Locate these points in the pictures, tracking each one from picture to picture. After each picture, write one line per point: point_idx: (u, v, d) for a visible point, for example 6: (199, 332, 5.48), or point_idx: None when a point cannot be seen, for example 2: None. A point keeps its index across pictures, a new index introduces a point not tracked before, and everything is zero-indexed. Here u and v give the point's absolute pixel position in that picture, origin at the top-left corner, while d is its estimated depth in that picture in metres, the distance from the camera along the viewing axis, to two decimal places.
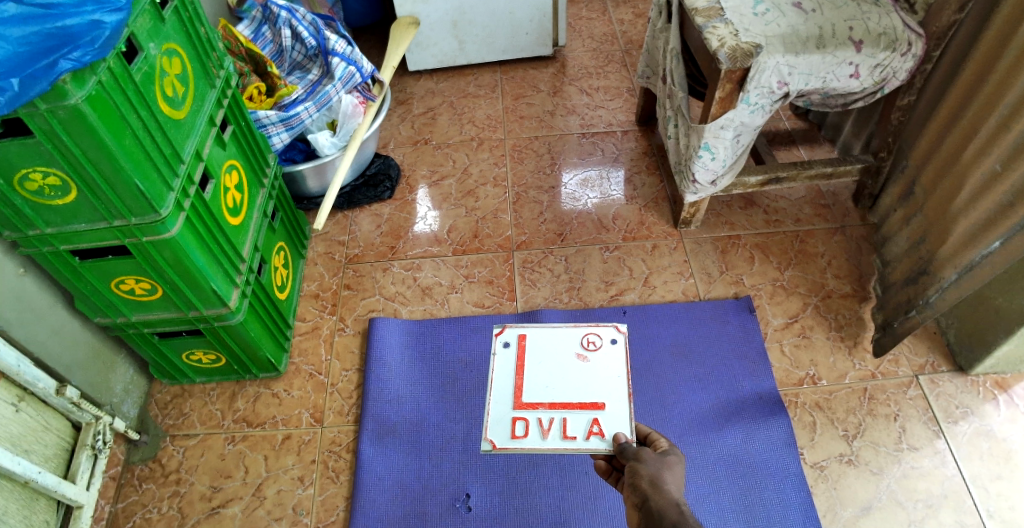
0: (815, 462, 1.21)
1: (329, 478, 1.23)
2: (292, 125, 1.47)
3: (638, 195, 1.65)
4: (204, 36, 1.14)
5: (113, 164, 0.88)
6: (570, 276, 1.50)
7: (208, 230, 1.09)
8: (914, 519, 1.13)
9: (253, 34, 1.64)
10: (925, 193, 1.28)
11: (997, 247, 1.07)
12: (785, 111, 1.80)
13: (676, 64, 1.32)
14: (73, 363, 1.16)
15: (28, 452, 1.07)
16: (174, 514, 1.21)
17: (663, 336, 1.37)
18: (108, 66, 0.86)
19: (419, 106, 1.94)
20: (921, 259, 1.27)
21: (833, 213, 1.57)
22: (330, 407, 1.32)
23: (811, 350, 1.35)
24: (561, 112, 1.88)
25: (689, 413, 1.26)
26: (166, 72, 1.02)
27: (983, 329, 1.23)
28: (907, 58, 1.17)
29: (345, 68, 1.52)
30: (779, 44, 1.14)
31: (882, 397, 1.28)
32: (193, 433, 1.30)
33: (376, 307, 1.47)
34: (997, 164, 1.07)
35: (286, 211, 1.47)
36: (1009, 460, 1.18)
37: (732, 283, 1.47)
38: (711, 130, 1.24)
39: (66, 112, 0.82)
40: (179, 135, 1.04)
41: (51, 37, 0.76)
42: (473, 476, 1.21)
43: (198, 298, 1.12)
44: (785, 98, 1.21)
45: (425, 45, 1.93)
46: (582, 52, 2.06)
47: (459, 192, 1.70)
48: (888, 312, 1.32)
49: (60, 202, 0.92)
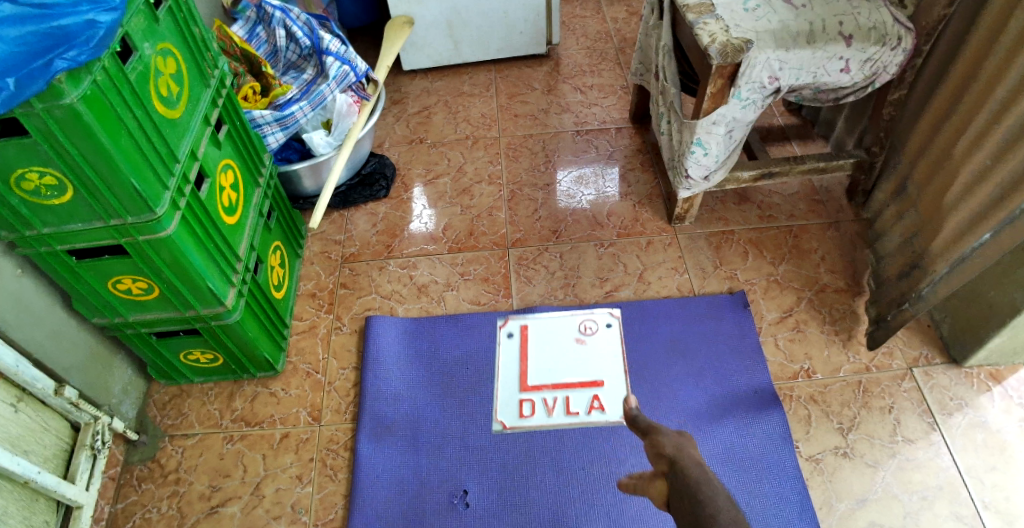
0: (810, 455, 1.22)
1: (328, 476, 1.24)
2: (287, 124, 1.47)
3: (633, 192, 1.66)
4: (199, 36, 1.14)
5: (109, 164, 0.89)
6: (565, 273, 1.50)
7: (204, 229, 1.09)
8: (909, 510, 1.14)
9: (247, 34, 1.64)
10: (918, 187, 1.29)
11: (988, 240, 1.08)
12: (779, 106, 1.81)
13: (669, 61, 1.32)
14: (72, 365, 1.17)
15: (27, 452, 1.07)
16: (174, 513, 1.21)
17: (658, 331, 1.38)
18: (104, 66, 0.87)
19: (414, 105, 1.95)
20: (914, 253, 1.28)
21: (826, 208, 1.58)
22: (327, 405, 1.33)
23: (807, 345, 1.36)
24: (555, 110, 1.88)
25: (684, 408, 1.27)
26: (161, 72, 1.02)
27: (976, 322, 1.23)
28: (898, 53, 1.17)
29: (340, 67, 1.53)
30: (770, 39, 1.15)
31: (876, 390, 1.28)
32: (191, 433, 1.31)
33: (373, 306, 1.47)
34: (988, 158, 1.08)
35: (282, 211, 1.47)
36: (1003, 452, 1.19)
37: (727, 278, 1.47)
38: (703, 126, 1.25)
39: (62, 112, 0.82)
40: (174, 135, 1.04)
41: (47, 37, 0.76)
42: (471, 472, 1.22)
43: (195, 298, 1.13)
44: (776, 93, 1.22)
45: (419, 45, 1.94)
46: (576, 50, 2.07)
47: (455, 190, 1.70)
48: (882, 305, 1.32)
49: (58, 202, 0.93)
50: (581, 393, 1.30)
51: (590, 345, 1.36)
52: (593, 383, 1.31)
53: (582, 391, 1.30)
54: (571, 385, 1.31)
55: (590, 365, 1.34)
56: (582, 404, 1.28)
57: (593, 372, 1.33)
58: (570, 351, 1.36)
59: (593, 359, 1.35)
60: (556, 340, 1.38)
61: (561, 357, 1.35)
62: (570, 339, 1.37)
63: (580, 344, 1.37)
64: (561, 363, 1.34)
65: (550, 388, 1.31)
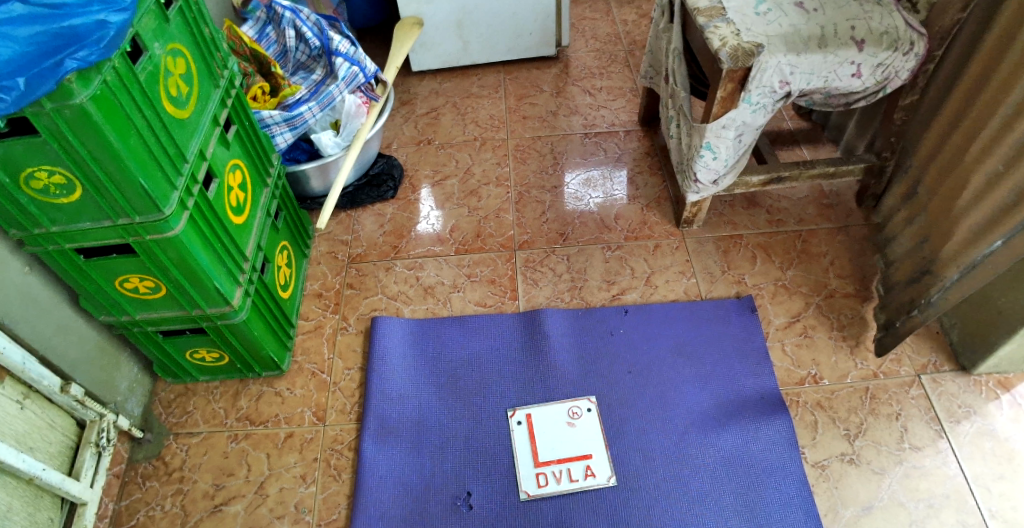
0: (817, 461, 1.21)
1: (332, 476, 1.24)
2: (296, 125, 1.47)
3: (641, 195, 1.65)
4: (209, 37, 1.15)
5: (118, 163, 0.89)
6: (572, 275, 1.50)
7: (211, 229, 1.09)
8: (916, 518, 1.13)
9: (258, 34, 1.65)
10: (929, 192, 1.28)
11: (999, 247, 1.07)
12: (788, 110, 1.80)
13: (679, 64, 1.32)
14: (79, 361, 1.17)
15: (32, 449, 1.07)
16: (177, 511, 1.21)
17: (665, 335, 1.37)
18: (114, 66, 0.87)
19: (422, 106, 1.95)
20: (924, 259, 1.27)
21: (836, 213, 1.57)
22: (332, 405, 1.33)
23: (814, 350, 1.35)
24: (564, 112, 1.88)
25: (690, 413, 1.26)
26: (171, 72, 1.02)
27: (986, 330, 1.22)
28: (910, 58, 1.16)
29: (348, 68, 1.53)
30: (780, 44, 1.14)
31: (884, 397, 1.27)
32: (196, 431, 1.31)
33: (378, 306, 1.47)
34: (1000, 164, 1.07)
35: (289, 211, 1.47)
36: (1011, 461, 1.18)
37: (734, 283, 1.47)
38: (713, 130, 1.24)
39: (71, 111, 0.82)
40: (183, 135, 1.05)
41: (57, 37, 0.76)
42: (475, 475, 1.22)
43: (202, 297, 1.13)
44: (787, 97, 1.21)
45: (429, 46, 1.94)
46: (585, 52, 2.07)
47: (462, 192, 1.70)
48: (891, 312, 1.31)
49: (66, 200, 0.93)
50: (577, 465, 1.21)
51: (580, 426, 1.26)
52: (583, 454, 1.22)
53: (577, 462, 1.22)
54: (569, 458, 1.22)
55: (583, 437, 1.24)
56: (578, 474, 1.20)
57: (585, 442, 1.23)
58: (560, 424, 1.26)
59: (584, 432, 1.25)
60: (546, 415, 1.27)
61: (555, 428, 1.26)
62: (559, 416, 1.27)
63: (571, 421, 1.26)
64: (558, 438, 1.24)
65: (556, 461, 1.22)
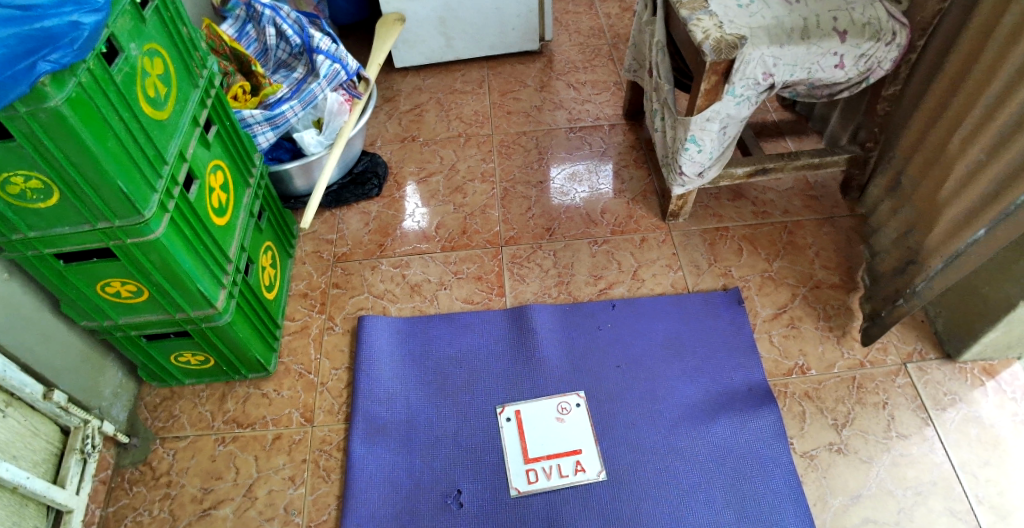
0: (805, 452, 1.22)
1: (321, 477, 1.23)
2: (277, 123, 1.46)
3: (627, 188, 1.65)
4: (187, 36, 1.13)
5: (97, 167, 0.88)
6: (559, 271, 1.50)
7: (193, 231, 1.08)
8: (904, 506, 1.14)
9: (238, 33, 1.62)
10: (913, 182, 1.29)
11: (982, 236, 1.08)
12: (772, 102, 1.80)
13: (663, 58, 1.31)
14: (63, 368, 1.16)
15: (15, 458, 1.06)
16: (165, 516, 1.20)
17: (652, 329, 1.38)
18: (89, 68, 0.86)
19: (406, 103, 1.94)
20: (910, 249, 1.28)
21: (821, 204, 1.58)
22: (320, 406, 1.32)
23: (801, 341, 1.36)
24: (549, 107, 1.87)
25: (679, 406, 1.27)
26: (148, 73, 1.01)
27: (971, 318, 1.23)
28: (892, 48, 1.17)
29: (330, 66, 1.51)
30: (763, 36, 1.14)
31: (871, 386, 1.28)
32: (182, 435, 1.30)
33: (365, 305, 1.47)
34: (982, 154, 1.07)
35: (273, 210, 1.46)
36: (997, 447, 1.19)
37: (721, 275, 1.47)
38: (697, 122, 1.24)
39: (46, 115, 0.81)
40: (162, 137, 1.03)
41: (30, 38, 0.75)
42: (465, 473, 1.21)
43: (185, 301, 1.12)
44: (770, 89, 1.21)
45: (412, 42, 1.92)
46: (569, 46, 2.06)
47: (447, 188, 1.69)
48: (876, 302, 1.32)
49: (44, 205, 0.91)
50: (567, 460, 1.21)
51: (570, 421, 1.26)
52: (572, 449, 1.22)
53: (566, 458, 1.22)
54: (559, 454, 1.22)
55: (572, 432, 1.24)
56: (567, 470, 1.20)
57: (574, 438, 1.24)
58: (550, 420, 1.26)
59: (574, 427, 1.25)
60: (535, 411, 1.27)
61: (544, 425, 1.25)
62: (547, 413, 1.27)
63: (561, 417, 1.26)
64: (547, 434, 1.24)
65: (546, 457, 1.22)
